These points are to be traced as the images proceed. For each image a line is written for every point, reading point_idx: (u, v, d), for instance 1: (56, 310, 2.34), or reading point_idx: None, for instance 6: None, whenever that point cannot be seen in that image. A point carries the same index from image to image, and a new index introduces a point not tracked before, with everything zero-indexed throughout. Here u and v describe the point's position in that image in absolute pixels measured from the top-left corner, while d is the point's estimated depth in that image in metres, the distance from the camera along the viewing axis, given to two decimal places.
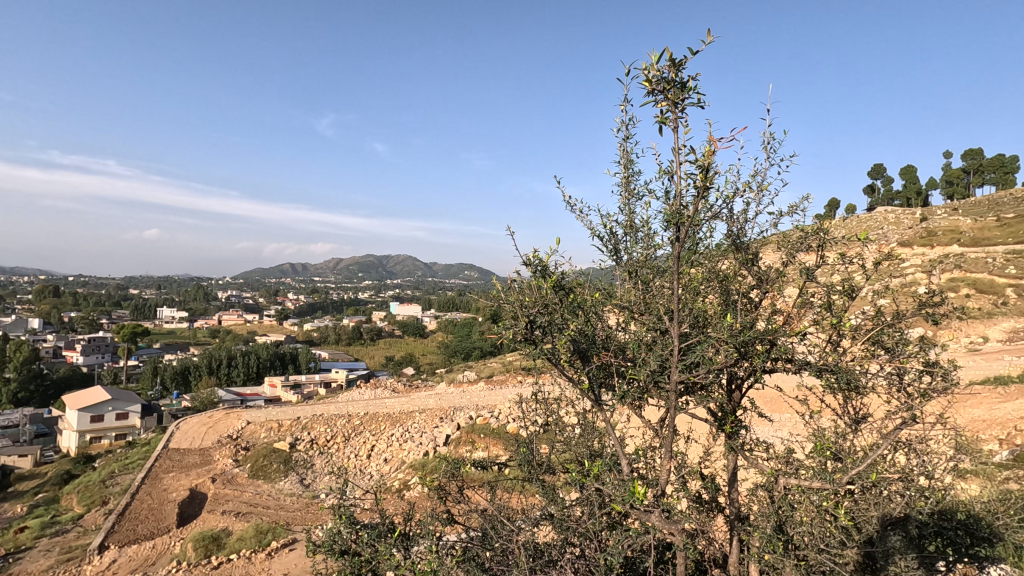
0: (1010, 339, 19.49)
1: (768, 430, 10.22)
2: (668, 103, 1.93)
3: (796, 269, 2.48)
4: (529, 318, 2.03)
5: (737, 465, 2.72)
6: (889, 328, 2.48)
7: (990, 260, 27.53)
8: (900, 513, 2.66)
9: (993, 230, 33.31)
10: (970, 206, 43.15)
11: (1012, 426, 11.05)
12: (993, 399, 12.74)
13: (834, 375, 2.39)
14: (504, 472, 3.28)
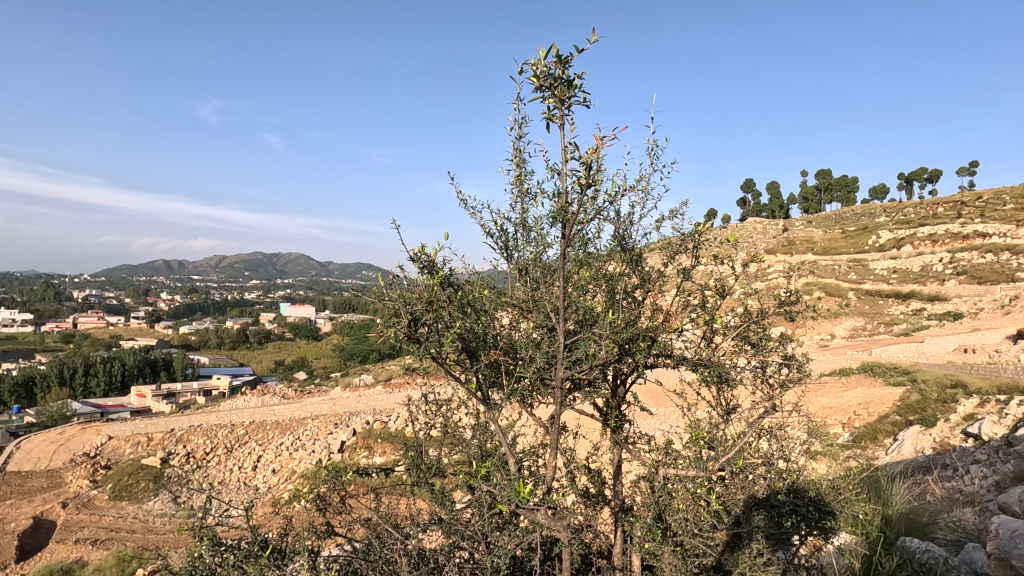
0: (852, 335, 22.48)
1: (654, 424, 10.93)
2: (554, 100, 1.95)
3: (674, 270, 2.64)
4: (413, 317, 1.95)
5: (621, 458, 2.83)
6: (755, 323, 2.71)
7: (837, 267, 31.62)
8: (762, 493, 2.92)
9: (839, 241, 38.31)
10: (822, 220, 49.32)
11: (852, 412, 12.74)
12: (838, 389, 14.62)
13: (708, 369, 2.56)
14: (392, 477, 3.15)
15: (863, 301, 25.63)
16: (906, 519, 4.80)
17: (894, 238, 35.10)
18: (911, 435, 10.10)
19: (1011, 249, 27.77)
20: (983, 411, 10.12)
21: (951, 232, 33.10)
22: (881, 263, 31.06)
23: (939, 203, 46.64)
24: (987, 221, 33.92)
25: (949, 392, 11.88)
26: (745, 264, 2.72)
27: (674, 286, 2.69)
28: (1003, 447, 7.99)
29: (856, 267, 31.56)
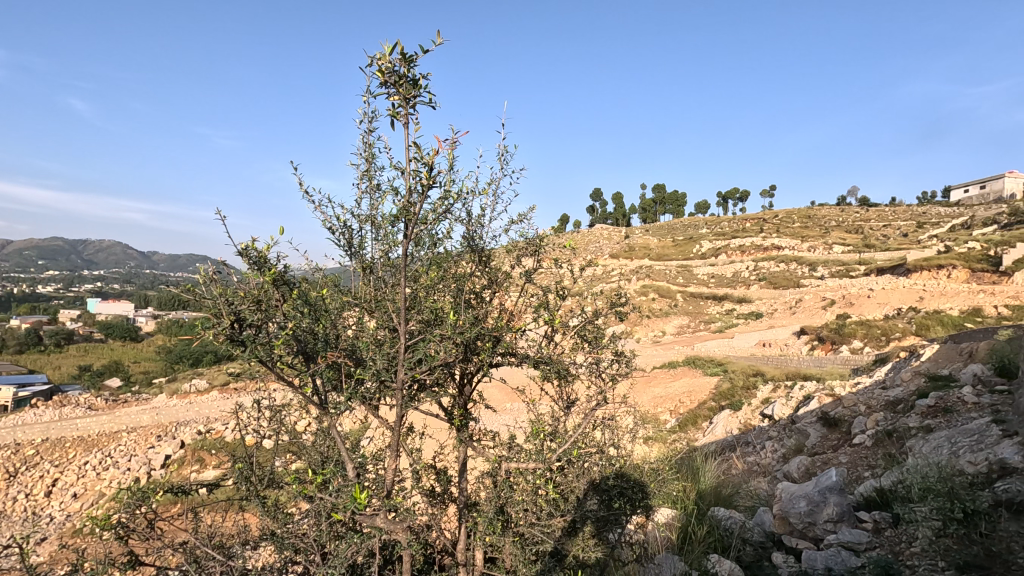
0: (679, 331, 25.44)
1: (506, 419, 11.36)
2: (399, 97, 1.93)
3: (519, 273, 2.78)
4: (237, 316, 1.78)
5: (467, 455, 2.88)
6: (590, 323, 2.95)
7: (669, 272, 35.55)
8: (594, 479, 3.16)
9: (670, 248, 43.12)
10: (658, 230, 55.09)
11: (677, 400, 14.45)
12: (666, 379, 16.47)
13: (547, 366, 2.73)
14: (218, 492, 2.86)
15: (688, 302, 29.18)
16: (715, 492, 5.56)
17: (713, 248, 40.45)
18: (723, 419, 11.72)
19: (797, 260, 33.53)
20: (775, 395, 12.09)
21: (755, 245, 39.04)
22: (703, 270, 35.62)
23: (746, 219, 54.76)
24: (780, 237, 40.60)
25: (751, 379, 14.01)
26: (582, 267, 2.96)
27: (518, 287, 2.83)
28: (788, 425, 9.63)
29: (683, 272, 35.79)
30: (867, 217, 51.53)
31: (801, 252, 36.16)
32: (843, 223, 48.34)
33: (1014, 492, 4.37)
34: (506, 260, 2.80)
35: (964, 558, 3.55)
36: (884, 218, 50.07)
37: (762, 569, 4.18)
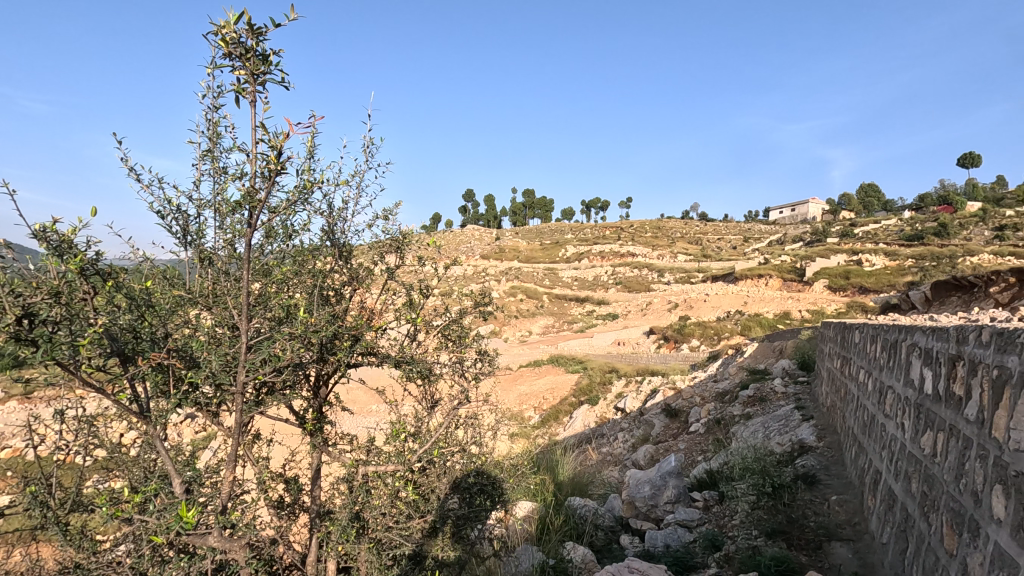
0: (544, 331, 26.63)
1: (361, 420, 10.99)
2: (246, 72, 1.77)
3: (383, 270, 2.71)
4: (29, 311, 1.51)
5: (321, 461, 2.73)
6: (454, 322, 2.98)
7: (536, 275, 37.09)
8: (453, 477, 3.19)
9: (539, 251, 45.03)
10: (528, 233, 57.17)
11: (540, 397, 15.14)
12: (531, 376, 17.16)
13: (409, 366, 2.69)
14: (4, 523, 2.39)
15: (553, 304, 30.69)
16: (572, 482, 5.89)
17: (577, 253, 42.98)
18: (582, 413, 12.50)
19: (649, 267, 36.88)
20: (627, 390, 13.16)
21: (612, 251, 42.18)
22: (567, 273, 37.71)
23: (606, 227, 58.99)
24: (635, 245, 44.33)
25: (607, 375, 15.12)
26: (447, 266, 2.98)
27: (381, 285, 2.76)
28: (637, 416, 10.55)
29: (549, 275, 37.55)
30: (705, 230, 58.28)
31: (652, 259, 39.81)
32: (686, 234, 54.11)
33: (809, 467, 5.23)
34: (367, 257, 2.72)
35: (772, 525, 4.17)
36: (719, 232, 56.97)
37: (612, 551, 4.51)
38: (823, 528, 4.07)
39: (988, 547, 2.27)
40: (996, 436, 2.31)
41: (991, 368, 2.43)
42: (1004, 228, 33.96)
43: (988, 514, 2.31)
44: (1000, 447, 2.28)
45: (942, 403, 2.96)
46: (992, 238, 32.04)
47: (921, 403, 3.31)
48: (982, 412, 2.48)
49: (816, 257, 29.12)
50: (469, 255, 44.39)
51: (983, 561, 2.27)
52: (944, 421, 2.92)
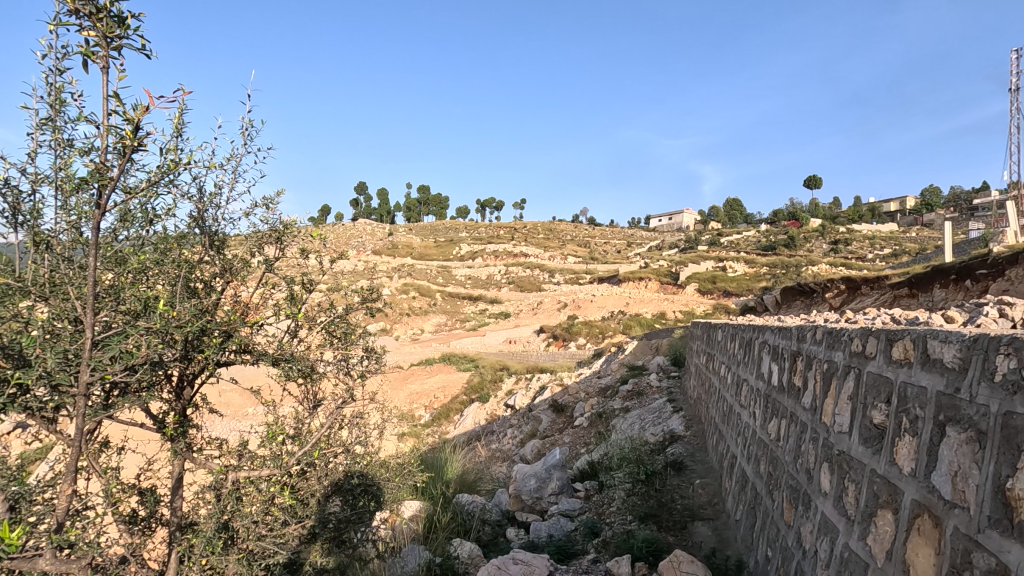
0: (436, 329, 26.42)
1: (227, 424, 10.10)
2: (96, 35, 1.58)
3: (261, 262, 2.55)
4: None
5: (183, 469, 2.50)
6: (340, 317, 2.89)
7: (429, 272, 36.72)
8: (332, 479, 3.10)
9: (432, 249, 44.59)
10: (422, 230, 56.37)
11: (432, 396, 15.06)
12: (421, 375, 16.97)
13: (288, 364, 2.56)
14: None
15: (446, 302, 30.56)
16: (461, 479, 5.91)
17: (471, 251, 43.17)
18: (472, 411, 12.58)
19: (540, 267, 38.02)
20: (517, 387, 13.48)
21: (506, 251, 42.93)
22: (460, 272, 37.75)
23: (500, 227, 59.89)
24: (527, 245, 45.49)
25: (497, 373, 15.36)
26: (333, 260, 2.87)
27: (258, 277, 2.58)
28: (526, 412, 10.84)
29: (443, 273, 37.35)
30: (593, 234, 61.21)
31: (543, 260, 41.08)
32: (576, 236, 56.52)
33: (677, 454, 5.71)
34: (244, 248, 2.54)
35: (645, 509, 4.49)
36: (605, 236, 60.18)
37: (498, 544, 4.60)
38: (688, 509, 4.46)
39: (817, 517, 2.62)
40: (825, 420, 2.69)
41: (824, 361, 2.81)
42: (837, 242, 39.50)
43: (818, 488, 2.67)
44: (828, 429, 2.65)
45: (786, 393, 3.39)
46: (828, 250, 37.14)
47: (770, 394, 3.75)
48: (816, 400, 2.87)
49: (689, 263, 31.82)
50: (359, 250, 42.81)
51: (813, 529, 2.63)
52: (786, 410, 3.34)
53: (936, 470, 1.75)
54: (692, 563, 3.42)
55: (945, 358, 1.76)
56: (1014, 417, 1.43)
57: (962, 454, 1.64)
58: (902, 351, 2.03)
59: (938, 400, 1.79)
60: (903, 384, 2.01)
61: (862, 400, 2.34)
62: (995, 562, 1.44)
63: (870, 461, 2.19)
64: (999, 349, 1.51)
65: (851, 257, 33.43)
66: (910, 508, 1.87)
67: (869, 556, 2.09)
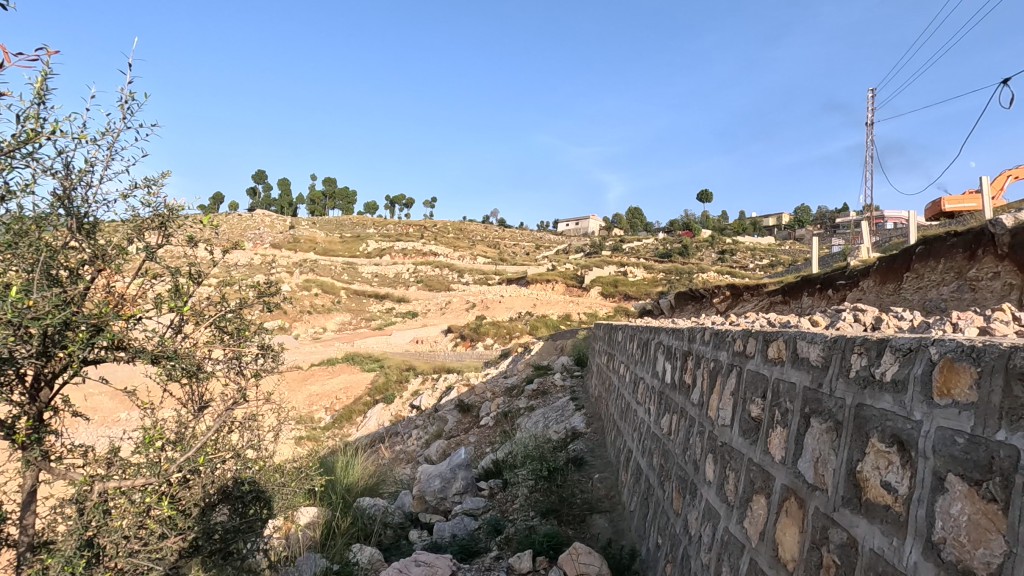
0: (339, 328, 25.44)
1: (93, 430, 9.05)
2: None
3: (140, 249, 2.31)
4: None
5: (38, 482, 2.21)
6: (231, 313, 2.71)
7: (334, 269, 35.29)
8: (217, 487, 2.89)
9: (337, 245, 42.89)
10: (326, 225, 54.05)
11: (334, 397, 14.52)
12: (323, 375, 16.27)
13: (170, 361, 2.35)
14: None
15: (351, 300, 29.51)
16: (362, 483, 5.72)
17: (379, 248, 42.03)
18: (376, 412, 12.26)
19: (450, 266, 37.84)
20: (424, 387, 13.30)
21: (415, 249, 42.27)
22: (367, 269, 36.63)
23: (410, 225, 58.84)
24: (437, 244, 45.09)
25: (403, 373, 15.07)
26: (227, 251, 2.68)
27: (135, 268, 2.34)
28: (432, 412, 10.73)
29: (348, 269, 36.01)
30: (503, 236, 61.92)
31: (452, 260, 40.91)
32: (486, 237, 56.88)
33: (578, 450, 5.92)
34: (121, 234, 2.27)
35: (546, 505, 4.61)
36: (514, 238, 61.08)
37: (399, 547, 4.51)
38: (586, 503, 4.64)
39: (702, 505, 2.82)
40: (711, 414, 2.91)
41: (710, 360, 3.05)
42: (724, 252, 42.99)
43: (703, 478, 2.89)
44: (713, 423, 2.87)
45: (677, 390, 3.64)
46: (716, 259, 40.36)
47: (663, 391, 4.01)
48: (702, 396, 3.10)
49: (593, 267, 33.13)
50: (257, 243, 40.17)
51: (698, 515, 2.84)
52: (677, 406, 3.59)
53: (801, 457, 1.96)
54: (590, 554, 3.56)
55: (811, 356, 1.98)
56: (864, 408, 1.63)
57: (823, 441, 1.84)
58: (776, 351, 2.26)
59: (804, 395, 2.00)
60: (777, 381, 2.23)
61: (741, 395, 2.57)
62: (846, 537, 1.63)
63: (747, 451, 2.40)
64: (854, 348, 1.72)
65: (736, 266, 36.52)
66: (780, 492, 2.07)
67: (745, 536, 2.29)
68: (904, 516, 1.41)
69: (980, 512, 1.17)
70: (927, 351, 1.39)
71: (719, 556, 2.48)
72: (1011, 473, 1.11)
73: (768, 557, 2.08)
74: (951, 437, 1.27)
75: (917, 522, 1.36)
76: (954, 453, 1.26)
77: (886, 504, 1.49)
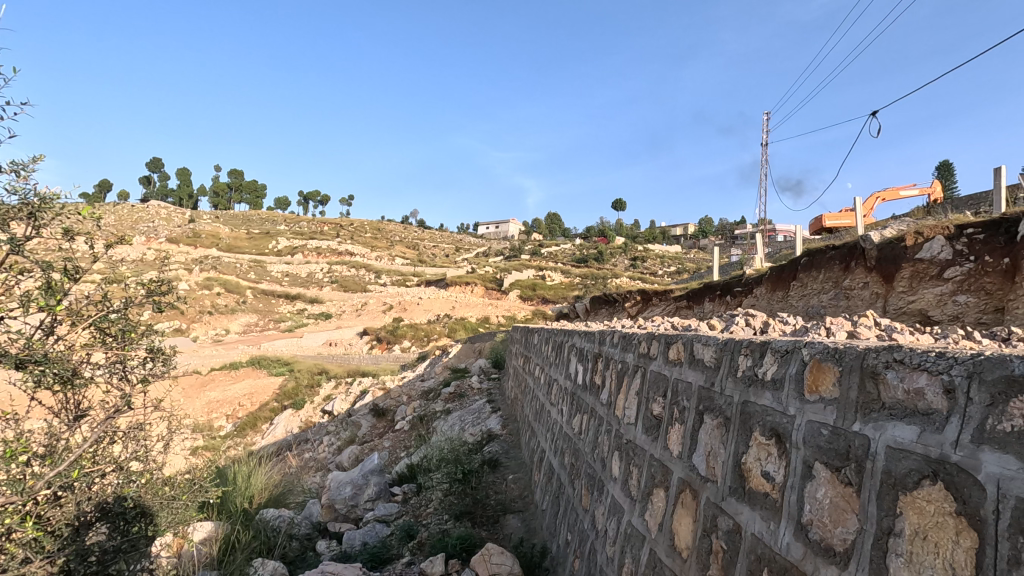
0: (244, 330, 23.98)
1: None
2: None
3: (4, 241, 2.03)
4: None
5: None
6: (115, 313, 2.53)
7: (239, 266, 33.19)
8: (92, 504, 2.65)
9: (244, 242, 40.44)
10: (232, 219, 50.78)
11: (237, 403, 13.66)
12: (225, 380, 15.24)
13: (39, 366, 2.12)
14: None
15: (258, 300, 27.86)
16: (266, 493, 5.41)
17: (290, 246, 40.06)
18: (284, 419, 11.66)
19: (366, 267, 36.79)
20: (336, 392, 12.83)
21: (329, 249, 40.69)
22: (276, 268, 34.77)
23: (324, 223, 56.56)
24: (353, 244, 43.65)
25: (315, 378, 14.44)
26: (112, 246, 2.46)
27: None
28: (345, 418, 10.37)
29: (256, 268, 34.01)
30: (422, 236, 61.15)
31: (369, 260, 39.79)
32: (405, 238, 55.93)
33: (493, 452, 5.98)
34: None
35: (460, 508, 4.61)
36: (434, 239, 60.53)
37: (305, 559, 4.31)
38: (500, 503, 4.69)
39: (608, 500, 2.95)
40: (618, 413, 3.06)
41: (618, 361, 3.20)
42: (636, 259, 45.08)
43: (610, 474, 3.02)
44: (620, 422, 3.01)
45: (588, 391, 3.78)
46: (629, 266, 42.21)
47: (575, 392, 4.14)
48: (611, 396, 3.25)
49: (512, 270, 33.49)
50: (150, 238, 36.90)
51: (605, 510, 2.96)
52: (587, 405, 3.72)
53: (695, 452, 2.12)
54: (502, 554, 3.60)
55: (706, 357, 2.14)
56: (748, 405, 1.79)
57: (713, 436, 2.00)
58: (676, 352, 2.42)
59: (698, 394, 2.17)
60: (676, 381, 2.39)
61: (646, 394, 2.72)
62: (732, 523, 1.78)
63: (649, 447, 2.54)
64: (741, 349, 1.88)
65: (646, 272, 38.39)
66: (676, 485, 2.22)
67: (646, 529, 2.43)
68: (779, 501, 1.57)
69: (839, 495, 1.33)
70: (800, 352, 1.55)
71: (623, 548, 2.61)
72: (863, 459, 1.27)
73: (665, 546, 2.22)
74: (818, 429, 1.43)
75: (790, 506, 1.51)
76: (820, 443, 1.42)
77: (765, 492, 1.64)
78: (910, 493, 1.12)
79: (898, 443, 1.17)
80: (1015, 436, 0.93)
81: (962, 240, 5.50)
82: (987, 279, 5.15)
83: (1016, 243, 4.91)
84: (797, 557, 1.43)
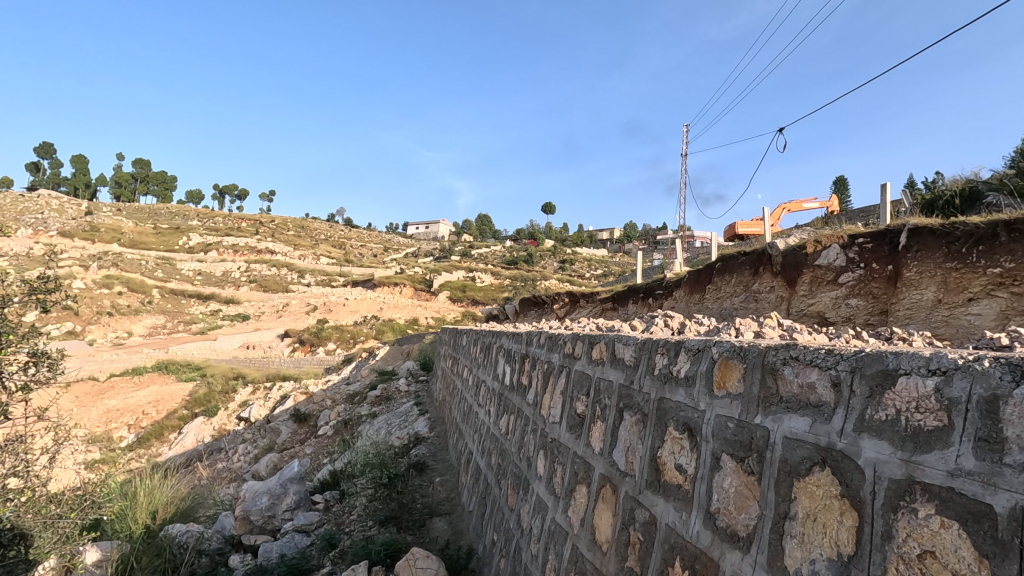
0: (149, 333, 22.26)
1: None
2: None
3: None
4: None
5: None
6: None
7: (143, 264, 30.78)
8: None
9: (150, 237, 37.56)
10: (136, 212, 47.04)
11: (140, 411, 12.62)
12: (128, 386, 14.04)
13: None
14: None
15: (166, 300, 25.91)
16: (173, 507, 5.07)
17: (203, 242, 37.66)
18: (194, 427, 10.90)
19: (288, 265, 35.25)
20: (253, 398, 12.15)
21: (247, 246, 38.62)
22: (188, 266, 32.54)
23: (242, 219, 53.58)
24: (274, 241, 41.67)
25: (229, 383, 13.62)
26: None
27: None
28: (263, 425, 9.84)
29: (164, 265, 31.70)
30: (349, 235, 59.40)
31: (292, 259, 38.08)
32: (330, 237, 54.12)
33: (420, 455, 5.90)
34: None
35: (385, 513, 4.50)
36: (361, 239, 58.95)
37: None
38: (426, 506, 4.63)
39: (534, 499, 2.98)
40: (543, 413, 3.11)
41: (545, 361, 3.26)
42: (564, 262, 46.11)
43: (535, 473, 3.06)
44: (545, 421, 3.07)
45: (514, 391, 3.82)
46: (558, 269, 43.01)
47: (502, 393, 4.17)
48: (537, 396, 3.30)
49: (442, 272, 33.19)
50: (39, 231, 33.46)
51: (530, 509, 3.00)
52: (514, 406, 3.77)
53: (616, 448, 2.19)
54: (427, 558, 3.53)
55: (626, 357, 2.22)
56: (665, 401, 1.87)
57: (632, 432, 2.08)
58: (599, 353, 2.50)
59: (619, 392, 2.25)
60: (598, 380, 2.47)
61: (570, 392, 2.78)
62: (648, 515, 1.86)
63: (573, 445, 2.61)
64: (658, 349, 1.97)
65: (574, 275, 39.33)
66: (598, 481, 2.28)
67: (569, 524, 2.48)
68: (690, 492, 1.65)
69: (743, 484, 1.43)
70: (710, 351, 1.65)
71: (547, 546, 2.66)
72: (764, 449, 1.37)
73: (586, 540, 2.28)
74: (725, 422, 1.53)
75: (700, 496, 1.60)
76: (726, 435, 1.52)
77: (678, 484, 1.73)
78: (804, 479, 1.22)
79: (793, 433, 1.27)
80: (888, 423, 1.04)
81: (853, 249, 6.01)
82: (874, 285, 5.68)
83: (898, 252, 5.48)
84: (705, 544, 1.51)
